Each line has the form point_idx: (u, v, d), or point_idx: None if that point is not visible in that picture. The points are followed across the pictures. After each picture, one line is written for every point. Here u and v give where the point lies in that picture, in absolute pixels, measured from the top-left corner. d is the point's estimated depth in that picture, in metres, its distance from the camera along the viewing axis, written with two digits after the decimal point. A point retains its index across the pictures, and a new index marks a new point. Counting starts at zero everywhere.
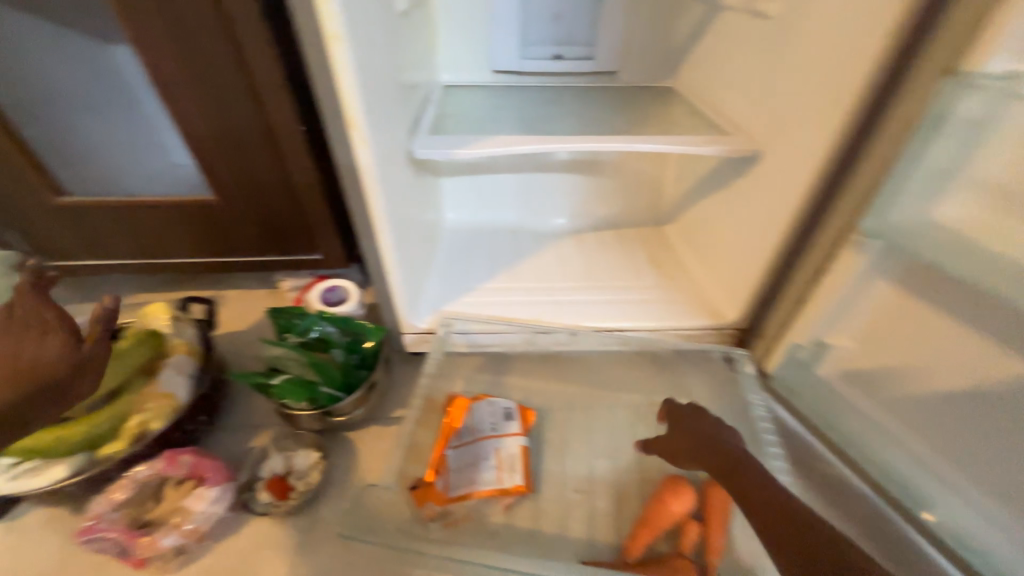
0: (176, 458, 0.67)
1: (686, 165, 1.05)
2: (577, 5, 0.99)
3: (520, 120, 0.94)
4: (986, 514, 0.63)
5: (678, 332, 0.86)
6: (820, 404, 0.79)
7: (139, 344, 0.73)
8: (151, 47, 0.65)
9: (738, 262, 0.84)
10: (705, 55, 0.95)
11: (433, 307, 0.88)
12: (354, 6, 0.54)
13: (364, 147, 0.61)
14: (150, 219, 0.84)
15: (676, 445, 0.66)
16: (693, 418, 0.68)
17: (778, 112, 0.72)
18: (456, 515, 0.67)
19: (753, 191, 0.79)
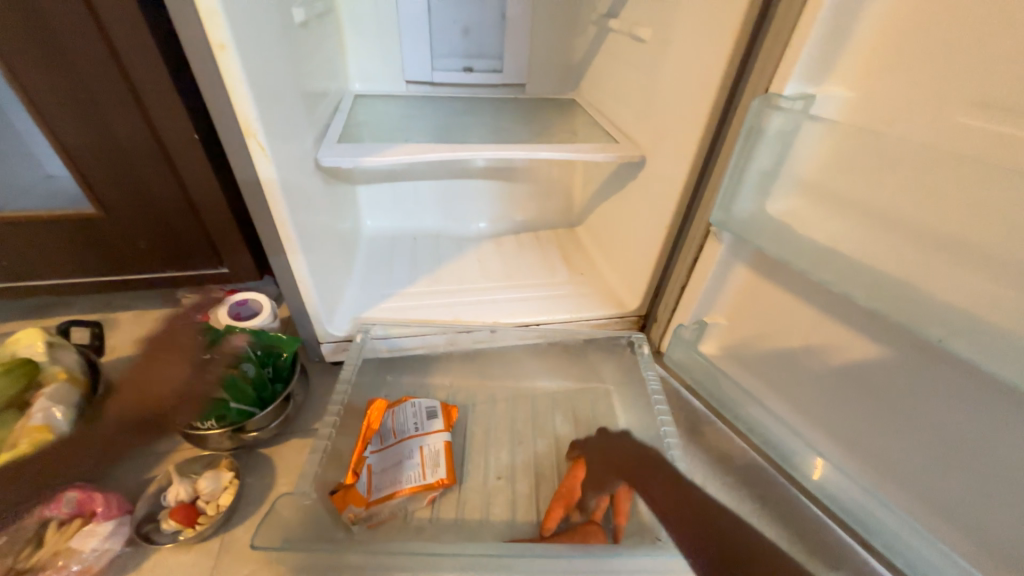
0: (59, 496, 0.63)
1: (591, 171, 1.14)
2: (482, 21, 1.05)
3: (432, 129, 0.98)
4: (832, 460, 0.73)
5: (588, 322, 0.94)
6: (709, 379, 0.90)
7: (6, 375, 0.66)
8: (8, 48, 0.59)
9: (635, 256, 0.94)
10: (600, 72, 1.06)
11: (353, 314, 0.88)
12: (242, 17, 0.54)
13: (263, 156, 0.61)
14: (16, 235, 0.75)
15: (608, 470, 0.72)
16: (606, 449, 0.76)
17: (656, 123, 0.83)
18: (380, 516, 0.68)
19: (643, 193, 0.89)
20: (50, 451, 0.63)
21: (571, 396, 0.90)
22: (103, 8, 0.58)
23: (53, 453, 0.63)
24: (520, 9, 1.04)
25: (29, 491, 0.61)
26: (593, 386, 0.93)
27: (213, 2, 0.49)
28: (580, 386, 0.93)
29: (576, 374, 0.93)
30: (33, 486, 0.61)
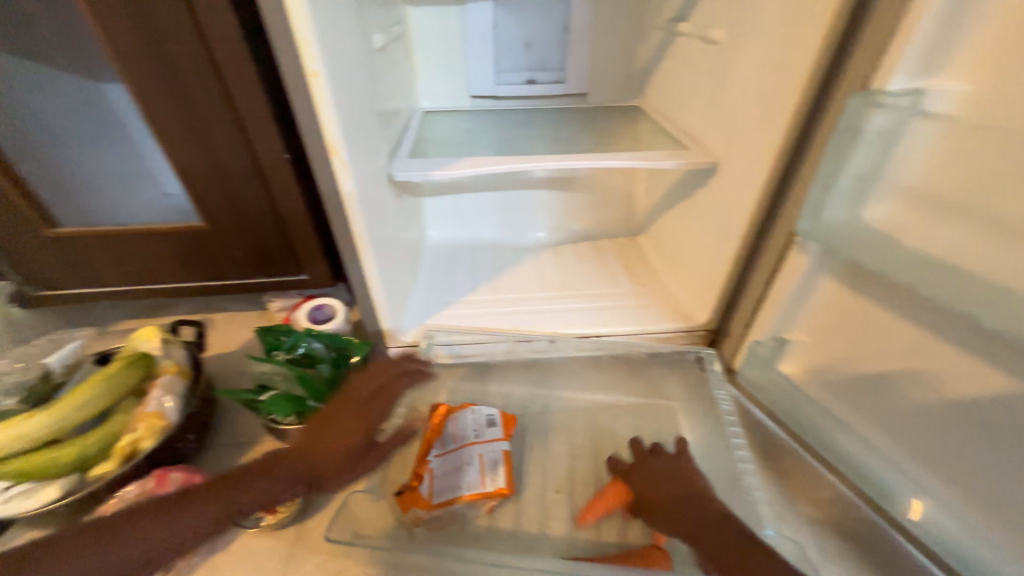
0: (166, 477, 0.68)
1: (655, 179, 1.11)
2: (546, 34, 1.07)
3: (495, 142, 1.00)
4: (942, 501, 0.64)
5: (652, 336, 0.90)
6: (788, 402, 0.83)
7: (132, 365, 0.75)
8: (141, 84, 0.69)
9: (704, 267, 0.89)
10: (666, 76, 1.03)
11: (417, 320, 0.92)
12: (332, 47, 0.59)
13: (345, 172, 0.66)
14: (140, 245, 0.86)
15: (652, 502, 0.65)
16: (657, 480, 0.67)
17: (729, 128, 0.78)
18: (440, 518, 0.69)
19: (714, 201, 0.85)
20: (230, 493, 0.62)
21: (634, 411, 0.86)
22: (216, 46, 0.66)
23: (229, 492, 0.62)
24: (585, 19, 1.04)
25: (200, 522, 0.60)
26: (659, 403, 0.87)
27: (308, 35, 0.54)
28: (645, 403, 0.87)
29: (638, 389, 0.89)
30: (205, 518, 0.60)
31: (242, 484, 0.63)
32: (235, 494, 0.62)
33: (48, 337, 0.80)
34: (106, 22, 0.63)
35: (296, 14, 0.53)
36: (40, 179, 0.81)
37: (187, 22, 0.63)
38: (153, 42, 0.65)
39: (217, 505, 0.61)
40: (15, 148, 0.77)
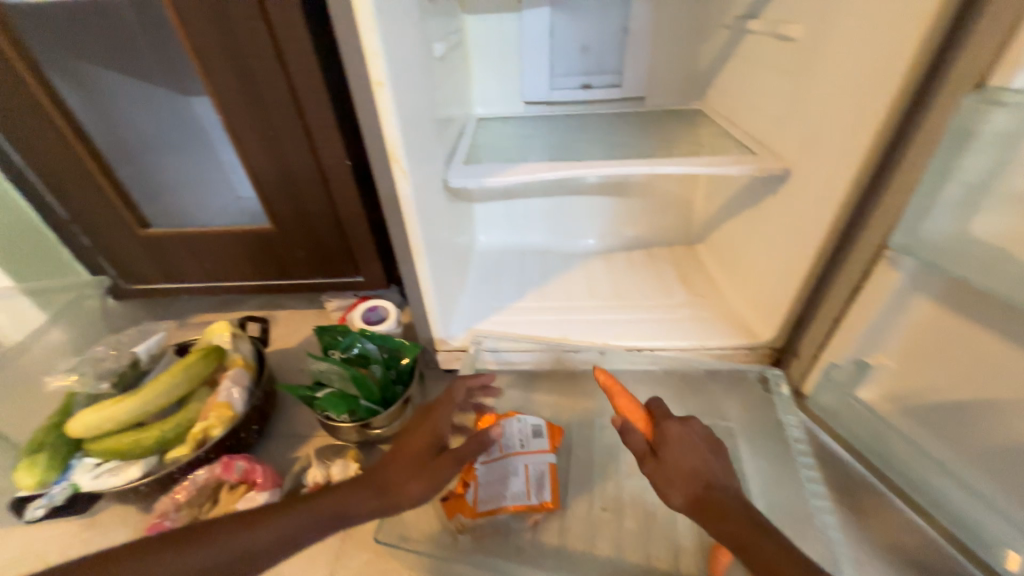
0: (231, 464, 0.72)
1: (716, 185, 1.05)
2: (603, 37, 1.05)
3: (549, 147, 0.99)
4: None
5: (709, 351, 0.85)
6: None
7: (205, 357, 0.80)
8: (224, 96, 0.74)
9: (770, 280, 0.83)
10: (732, 77, 0.97)
11: (466, 325, 0.92)
12: (396, 56, 0.60)
13: (404, 177, 0.67)
14: (216, 245, 0.93)
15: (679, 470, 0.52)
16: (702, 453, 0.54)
17: (805, 131, 0.73)
18: (485, 528, 0.68)
19: (784, 210, 0.79)
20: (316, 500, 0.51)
21: None
22: (290, 59, 0.70)
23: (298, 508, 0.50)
24: (645, 20, 1.01)
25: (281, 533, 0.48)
26: (715, 422, 0.79)
27: (375, 45, 0.56)
28: (700, 421, 0.80)
29: (694, 406, 0.82)
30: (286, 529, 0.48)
31: (307, 500, 0.50)
32: (298, 508, 0.49)
33: (137, 328, 0.88)
34: (196, 39, 0.69)
35: (364, 25, 0.55)
36: (136, 183, 0.89)
37: (265, 38, 0.68)
38: (236, 56, 0.70)
39: (284, 524, 0.48)
40: (115, 156, 0.85)
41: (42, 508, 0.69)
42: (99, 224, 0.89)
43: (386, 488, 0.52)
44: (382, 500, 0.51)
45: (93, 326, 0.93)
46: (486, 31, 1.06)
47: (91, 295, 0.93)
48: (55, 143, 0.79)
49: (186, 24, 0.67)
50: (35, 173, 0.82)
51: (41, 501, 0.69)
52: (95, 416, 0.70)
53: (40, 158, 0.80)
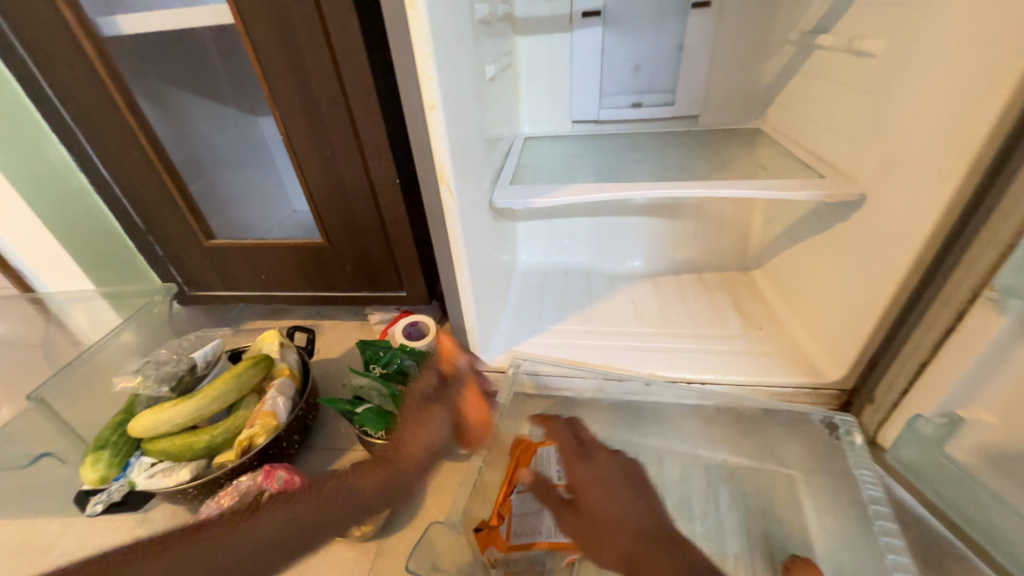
0: (272, 473, 0.72)
1: (776, 209, 0.99)
2: (657, 55, 1.02)
3: (597, 167, 0.97)
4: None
5: (768, 389, 0.78)
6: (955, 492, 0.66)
7: (255, 366, 0.82)
8: (287, 117, 0.78)
9: (840, 314, 0.75)
10: (798, 94, 0.91)
11: (505, 346, 0.90)
12: (450, 79, 0.61)
13: (451, 197, 0.67)
14: (271, 257, 0.97)
15: (598, 532, 0.62)
16: (621, 498, 0.66)
17: (885, 154, 0.66)
18: (517, 564, 0.65)
19: (857, 238, 0.72)
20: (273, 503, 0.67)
21: (741, 474, 0.75)
22: (349, 82, 0.72)
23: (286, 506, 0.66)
24: (702, 38, 0.97)
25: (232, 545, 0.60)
26: (773, 468, 0.75)
27: (430, 68, 0.56)
28: (756, 466, 0.76)
29: (749, 449, 0.77)
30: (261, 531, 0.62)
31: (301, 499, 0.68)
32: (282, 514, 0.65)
33: (197, 333, 0.93)
34: (267, 66, 0.73)
35: (421, 50, 0.56)
36: (205, 198, 0.96)
37: (328, 63, 0.71)
38: (301, 81, 0.74)
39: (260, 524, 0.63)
40: (188, 172, 0.92)
41: (101, 503, 0.73)
42: (168, 236, 0.96)
43: (387, 474, 0.73)
44: (388, 489, 0.72)
45: (155, 332, 0.95)
46: (537, 51, 1.06)
47: (159, 302, 0.94)
48: (139, 160, 0.85)
49: (258, 54, 0.72)
50: (120, 188, 0.89)
51: (101, 496, 0.73)
52: (152, 418, 0.74)
53: (125, 177, 0.87)
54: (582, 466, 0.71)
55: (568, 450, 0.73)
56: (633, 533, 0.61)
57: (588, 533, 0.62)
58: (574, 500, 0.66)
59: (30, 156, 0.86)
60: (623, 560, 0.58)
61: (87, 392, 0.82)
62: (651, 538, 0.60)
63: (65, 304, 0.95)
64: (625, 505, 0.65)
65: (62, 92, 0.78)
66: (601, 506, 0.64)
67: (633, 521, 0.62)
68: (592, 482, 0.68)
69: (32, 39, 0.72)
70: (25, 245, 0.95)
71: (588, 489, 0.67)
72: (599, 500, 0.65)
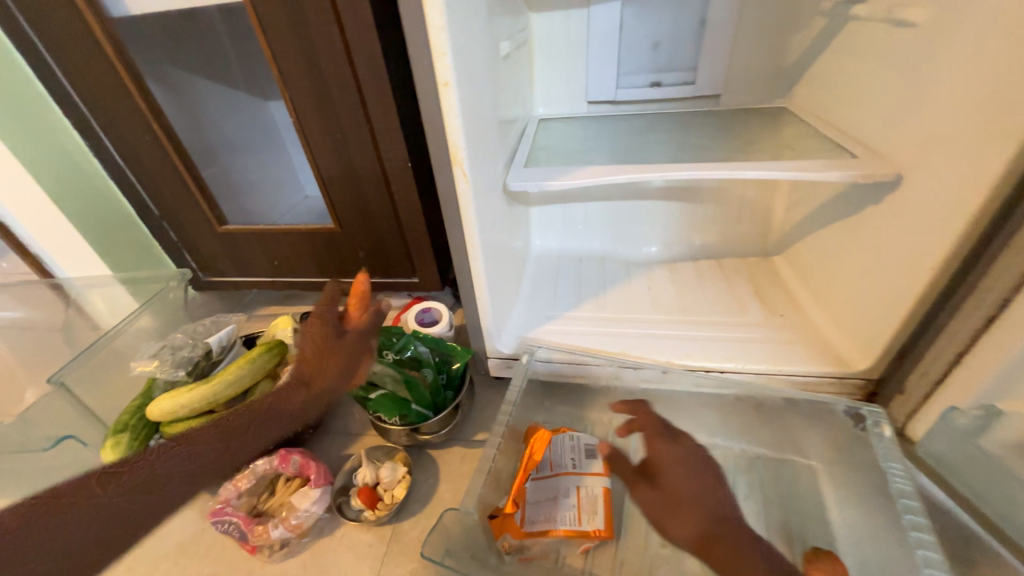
0: (288, 457, 0.75)
1: (800, 192, 0.95)
2: (678, 31, 0.97)
3: (613, 149, 0.94)
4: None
5: (790, 378, 0.76)
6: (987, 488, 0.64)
7: (269, 352, 0.82)
8: (297, 99, 0.76)
9: (869, 302, 0.72)
10: (827, 70, 0.87)
11: (518, 333, 0.89)
12: (464, 55, 0.58)
13: (465, 180, 0.65)
14: (283, 243, 0.97)
15: (679, 511, 0.61)
16: (702, 481, 0.65)
17: (925, 132, 0.62)
18: (532, 551, 0.65)
19: (890, 222, 0.68)
20: None
21: (760, 463, 0.74)
22: (359, 61, 0.70)
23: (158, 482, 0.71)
24: (726, 11, 0.93)
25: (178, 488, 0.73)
26: (793, 459, 0.74)
27: (444, 43, 0.54)
28: (775, 456, 0.75)
29: (769, 440, 0.76)
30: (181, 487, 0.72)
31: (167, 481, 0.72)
32: None
33: (212, 318, 0.94)
34: (276, 46, 0.71)
35: (434, 23, 0.53)
36: (217, 184, 0.95)
37: (338, 41, 0.68)
38: (310, 61, 0.71)
39: None
40: (199, 157, 0.91)
41: None
42: (182, 222, 0.96)
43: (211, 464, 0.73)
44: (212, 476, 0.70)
45: (172, 317, 0.96)
46: (551, 28, 1.02)
47: (175, 288, 0.94)
48: (151, 144, 0.84)
49: (267, 34, 0.70)
50: (133, 173, 0.88)
51: None
52: (170, 402, 0.74)
53: (138, 162, 0.87)
54: (666, 442, 0.70)
55: (650, 428, 0.72)
56: (708, 516, 0.60)
57: (665, 508, 0.62)
58: (655, 475, 0.66)
59: (43, 141, 0.86)
60: (696, 538, 0.59)
61: (106, 379, 0.84)
62: (723, 523, 0.60)
63: (83, 289, 0.96)
64: (705, 492, 0.63)
65: (72, 76, 0.77)
66: (685, 486, 0.63)
67: (710, 505, 0.62)
68: (677, 461, 0.67)
69: (40, 21, 0.71)
70: (42, 231, 0.96)
71: (671, 468, 0.66)
72: (681, 480, 0.64)
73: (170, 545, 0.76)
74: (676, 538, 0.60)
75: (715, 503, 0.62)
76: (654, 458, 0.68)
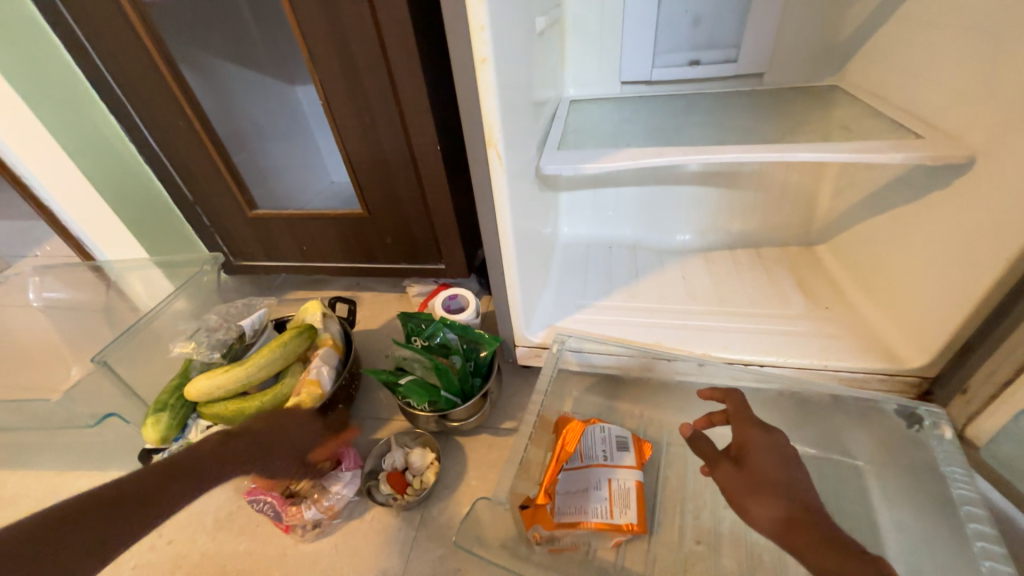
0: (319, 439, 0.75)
1: (851, 176, 0.89)
2: (722, 4, 0.92)
3: (649, 130, 0.90)
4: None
5: (837, 374, 0.72)
6: None
7: (301, 335, 0.83)
8: (327, 81, 0.75)
9: (928, 295, 0.67)
10: (888, 44, 0.80)
11: (548, 322, 0.87)
12: (501, 31, 0.56)
13: (499, 163, 0.63)
14: (312, 228, 0.97)
15: (763, 494, 0.54)
16: (796, 474, 0.57)
17: (1008, 110, 0.56)
18: (563, 542, 0.63)
19: (958, 209, 0.63)
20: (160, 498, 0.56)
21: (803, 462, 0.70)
22: (390, 40, 0.68)
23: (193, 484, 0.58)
24: None
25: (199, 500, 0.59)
26: (839, 460, 0.70)
27: (482, 17, 0.51)
28: (820, 455, 0.71)
29: (812, 438, 0.72)
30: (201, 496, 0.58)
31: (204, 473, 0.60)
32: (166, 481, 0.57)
33: (245, 301, 0.95)
34: (306, 25, 0.69)
35: None
36: (247, 169, 0.96)
37: (369, 20, 0.66)
38: (339, 41, 0.70)
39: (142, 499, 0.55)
40: (230, 142, 0.92)
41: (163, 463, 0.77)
42: (214, 207, 0.97)
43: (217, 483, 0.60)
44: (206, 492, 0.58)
45: (206, 299, 0.98)
46: (586, 3, 0.97)
47: (208, 271, 0.96)
48: (183, 128, 0.84)
49: (297, 13, 0.68)
50: (166, 157, 0.89)
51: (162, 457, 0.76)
52: (208, 382, 0.76)
53: (171, 147, 0.88)
54: (754, 426, 0.62)
55: (737, 411, 0.64)
56: (798, 504, 0.53)
57: (748, 490, 0.55)
58: (740, 456, 0.59)
59: (80, 125, 0.87)
60: (782, 522, 0.51)
61: (144, 361, 0.85)
62: (822, 517, 0.52)
63: (121, 272, 0.98)
64: (798, 486, 0.55)
65: (108, 61, 0.77)
66: (773, 471, 0.56)
67: (801, 494, 0.54)
68: (766, 446, 0.59)
69: (77, 5, 0.71)
70: (82, 215, 0.98)
71: (759, 452, 0.58)
72: (769, 464, 0.57)
73: (208, 521, 0.78)
74: (758, 524, 0.53)
75: (813, 504, 0.53)
76: (741, 438, 0.60)
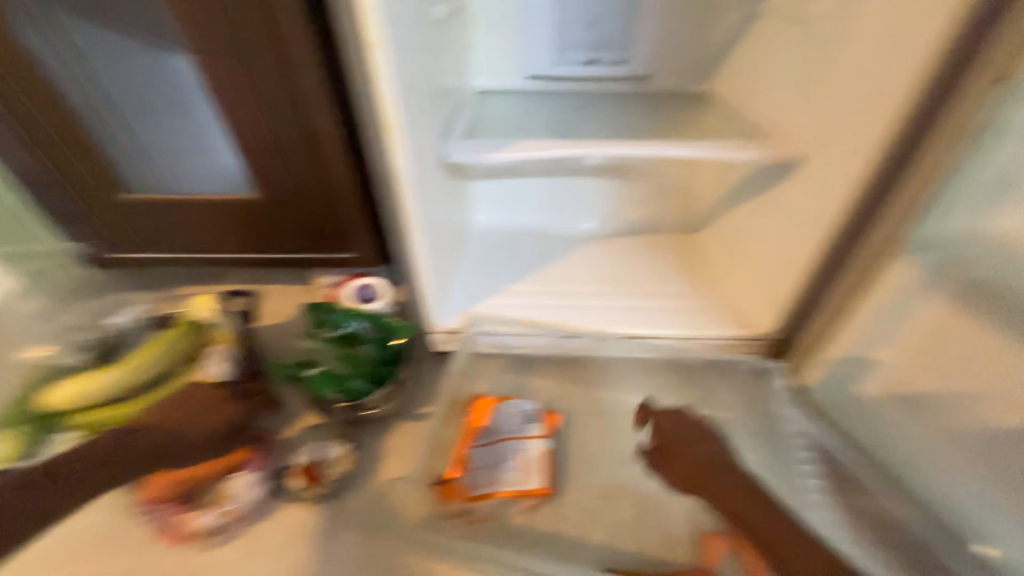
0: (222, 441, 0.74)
1: (721, 171, 1.02)
2: (612, 9, 1.00)
3: (552, 124, 0.95)
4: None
5: (708, 340, 0.84)
6: (866, 429, 0.75)
7: (185, 333, 0.79)
8: (207, 52, 0.68)
9: (772, 271, 0.82)
10: (744, 58, 0.93)
11: (462, 307, 0.89)
12: (395, 14, 0.56)
13: (402, 147, 0.63)
14: (200, 214, 0.88)
15: (711, 476, 0.67)
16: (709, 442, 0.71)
17: (821, 118, 0.70)
18: (479, 512, 0.70)
19: (792, 199, 0.77)
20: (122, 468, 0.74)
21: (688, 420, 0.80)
22: (279, 13, 0.63)
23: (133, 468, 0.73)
24: None
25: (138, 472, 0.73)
26: (712, 414, 0.80)
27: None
28: (698, 412, 0.81)
29: (691, 397, 0.83)
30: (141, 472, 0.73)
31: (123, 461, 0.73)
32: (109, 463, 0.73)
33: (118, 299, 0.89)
34: None
35: None
36: (117, 148, 0.81)
37: None
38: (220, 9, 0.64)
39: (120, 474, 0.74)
40: (90, 115, 0.77)
41: None
42: (72, 189, 0.83)
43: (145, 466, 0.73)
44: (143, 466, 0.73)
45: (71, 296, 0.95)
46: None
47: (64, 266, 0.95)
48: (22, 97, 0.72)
49: None
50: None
51: None
52: (76, 390, 0.72)
53: (6, 119, 0.74)
54: (665, 420, 0.74)
55: (657, 417, 0.75)
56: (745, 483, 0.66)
57: (700, 478, 0.68)
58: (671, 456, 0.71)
59: None
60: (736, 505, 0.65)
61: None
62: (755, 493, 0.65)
63: None
64: (717, 456, 0.69)
65: None
66: (703, 455, 0.69)
67: (739, 476, 0.67)
68: (681, 435, 0.72)
69: None
70: None
71: (678, 445, 0.72)
72: (692, 449, 0.71)
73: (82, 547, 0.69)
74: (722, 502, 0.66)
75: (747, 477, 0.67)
76: (663, 441, 0.73)
